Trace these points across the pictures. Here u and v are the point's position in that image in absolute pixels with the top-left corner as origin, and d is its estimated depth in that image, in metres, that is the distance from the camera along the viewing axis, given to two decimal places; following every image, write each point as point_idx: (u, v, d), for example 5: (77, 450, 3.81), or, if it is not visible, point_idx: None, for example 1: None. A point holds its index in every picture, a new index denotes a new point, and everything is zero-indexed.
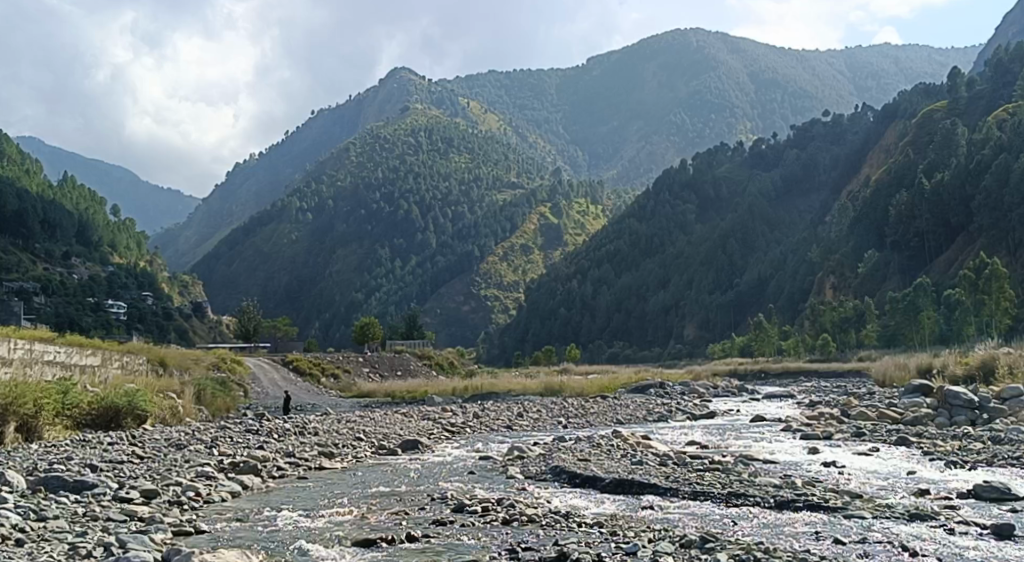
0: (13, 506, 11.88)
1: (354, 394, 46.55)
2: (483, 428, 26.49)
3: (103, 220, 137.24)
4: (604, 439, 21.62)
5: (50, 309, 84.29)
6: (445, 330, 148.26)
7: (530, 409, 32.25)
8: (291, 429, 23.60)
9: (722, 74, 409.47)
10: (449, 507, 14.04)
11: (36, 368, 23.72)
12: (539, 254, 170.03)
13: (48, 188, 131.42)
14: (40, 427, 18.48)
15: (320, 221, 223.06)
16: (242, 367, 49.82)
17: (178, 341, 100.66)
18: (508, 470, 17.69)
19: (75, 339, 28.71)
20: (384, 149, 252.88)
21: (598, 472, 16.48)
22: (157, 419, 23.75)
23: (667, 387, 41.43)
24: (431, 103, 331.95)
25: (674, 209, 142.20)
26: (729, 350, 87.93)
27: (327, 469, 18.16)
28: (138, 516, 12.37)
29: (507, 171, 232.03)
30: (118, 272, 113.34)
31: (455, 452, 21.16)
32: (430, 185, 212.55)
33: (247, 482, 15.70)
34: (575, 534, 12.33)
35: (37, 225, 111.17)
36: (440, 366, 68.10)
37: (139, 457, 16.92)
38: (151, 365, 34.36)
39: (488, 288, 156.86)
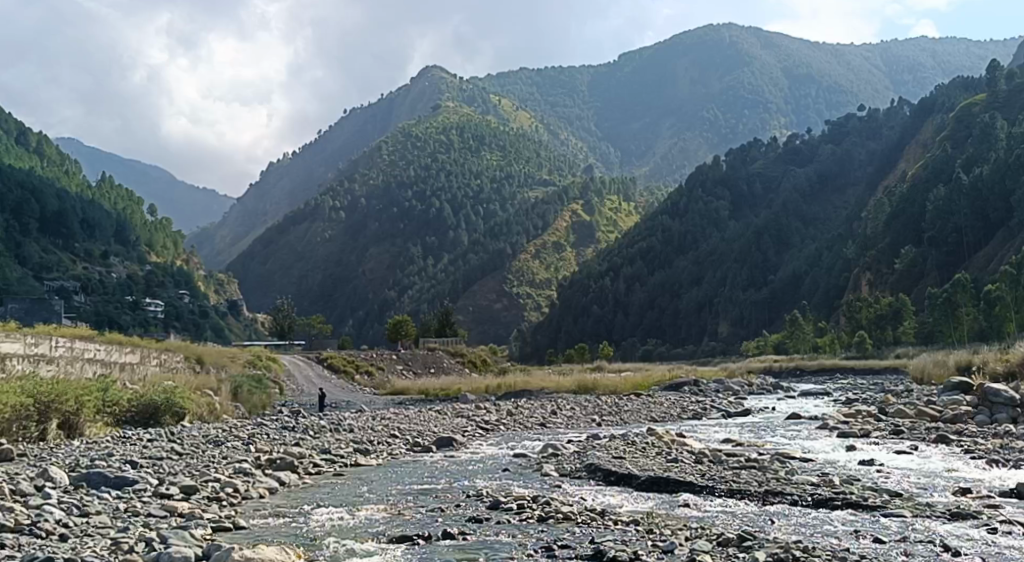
0: (56, 502, 12.06)
1: (388, 390, 46.87)
2: (517, 426, 26.51)
3: (140, 220, 139.07)
4: (638, 436, 21.55)
5: (89, 308, 85.16)
6: (477, 327, 148.32)
7: (564, 406, 32.23)
8: (326, 426, 23.80)
9: (756, 70, 406.14)
10: (485, 505, 14.06)
11: (77, 366, 24.07)
12: (572, 251, 169.60)
13: (87, 188, 133.20)
14: (82, 424, 18.73)
15: (353, 219, 224.10)
16: (278, 364, 50.27)
17: (214, 339, 101.77)
18: (543, 468, 17.67)
19: (115, 338, 29.07)
20: (416, 147, 253.08)
21: (633, 470, 16.43)
22: (196, 415, 24.07)
23: (701, 385, 41.22)
24: (463, 101, 332.55)
25: (708, 205, 141.56)
26: (764, 347, 87.00)
27: (363, 466, 18.29)
28: (177, 512, 12.51)
29: (539, 169, 231.36)
30: (156, 271, 114.38)
31: (490, 450, 21.17)
32: (463, 182, 213.01)
33: (284, 479, 15.81)
34: (611, 532, 12.30)
35: (77, 225, 112.83)
36: (472, 363, 68.11)
37: (178, 453, 17.15)
38: (188, 362, 34.67)
39: (520, 285, 156.51)
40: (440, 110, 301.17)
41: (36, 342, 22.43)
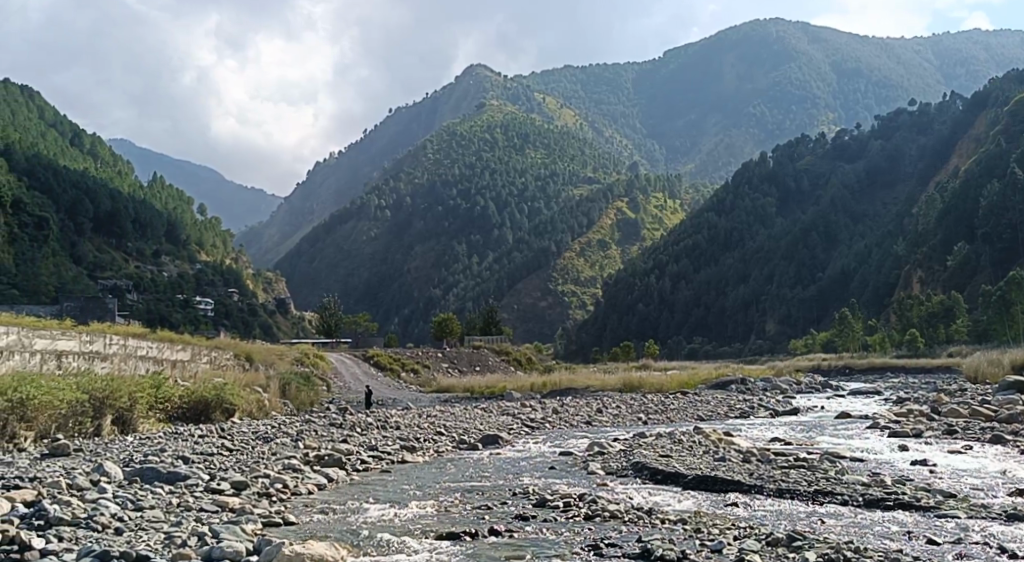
0: (112, 495, 12.28)
1: (433, 388, 47.13)
2: (563, 424, 26.48)
3: (191, 220, 141.31)
4: (686, 435, 21.45)
5: (141, 305, 86.76)
6: (522, 325, 148.64)
7: (610, 404, 32.13)
8: (373, 423, 23.95)
9: (804, 65, 400.87)
10: (532, 502, 14.08)
11: (130, 364, 24.57)
12: (617, 249, 168.72)
13: (139, 189, 135.64)
14: (135, 420, 19.05)
15: (398, 218, 225.58)
16: (325, 362, 50.81)
17: (262, 336, 103.10)
18: (589, 466, 17.64)
19: (167, 336, 29.57)
20: (461, 145, 253.72)
21: (680, 469, 16.35)
22: (245, 412, 24.35)
23: (748, 383, 40.82)
24: (507, 99, 333.10)
25: (754, 202, 140.23)
26: (812, 345, 86.01)
27: (409, 463, 18.41)
28: (229, 507, 12.68)
29: (584, 167, 230.63)
30: (206, 270, 116.13)
31: (535, 448, 21.18)
32: (508, 180, 213.28)
33: (332, 475, 15.96)
34: (659, 530, 12.24)
35: (130, 225, 115.00)
36: (518, 361, 68.17)
37: (228, 449, 17.39)
38: (238, 359, 35.19)
39: (566, 283, 156.20)
40: (484, 108, 301.68)
41: (92, 340, 22.88)
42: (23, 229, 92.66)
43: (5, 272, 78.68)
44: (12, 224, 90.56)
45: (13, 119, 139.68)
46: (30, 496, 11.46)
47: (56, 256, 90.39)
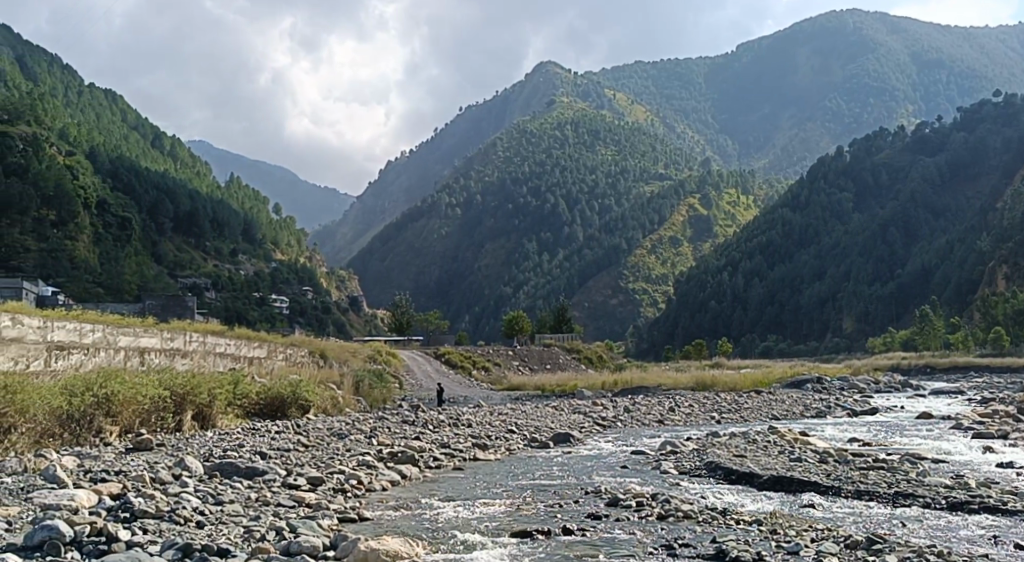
0: (194, 490, 12.58)
1: (504, 386, 47.21)
2: (634, 423, 26.29)
3: (266, 219, 144.18)
4: (759, 434, 21.15)
5: (219, 303, 88.85)
6: (592, 323, 148.45)
7: (682, 404, 31.72)
8: (445, 421, 24.08)
9: (883, 56, 390.93)
10: (604, 501, 14.02)
11: (209, 361, 25.09)
12: (689, 245, 166.81)
13: (216, 189, 138.85)
14: (215, 416, 19.45)
15: (469, 216, 226.79)
16: (398, 360, 51.37)
17: (336, 333, 104.55)
18: (662, 465, 17.47)
19: (244, 333, 30.25)
20: (531, 143, 253.77)
21: (754, 469, 16.12)
22: (319, 408, 24.68)
23: (824, 382, 39.95)
24: (578, 96, 332.10)
25: (830, 198, 137.52)
26: (891, 344, 83.95)
27: (482, 461, 18.48)
28: (306, 502, 12.89)
29: (655, 163, 228.45)
30: (281, 268, 118.31)
31: (608, 447, 21.06)
32: (578, 177, 212.62)
33: (405, 472, 16.10)
34: (734, 530, 12.07)
35: (208, 225, 117.88)
36: (589, 360, 67.87)
37: (304, 445, 17.72)
38: (313, 356, 35.82)
39: (636, 280, 155.24)
40: (555, 105, 301.07)
41: (172, 337, 23.38)
42: (107, 229, 95.54)
43: (90, 271, 81.16)
44: (97, 224, 93.44)
45: (98, 122, 144.32)
46: (117, 489, 11.76)
47: (138, 255, 92.94)
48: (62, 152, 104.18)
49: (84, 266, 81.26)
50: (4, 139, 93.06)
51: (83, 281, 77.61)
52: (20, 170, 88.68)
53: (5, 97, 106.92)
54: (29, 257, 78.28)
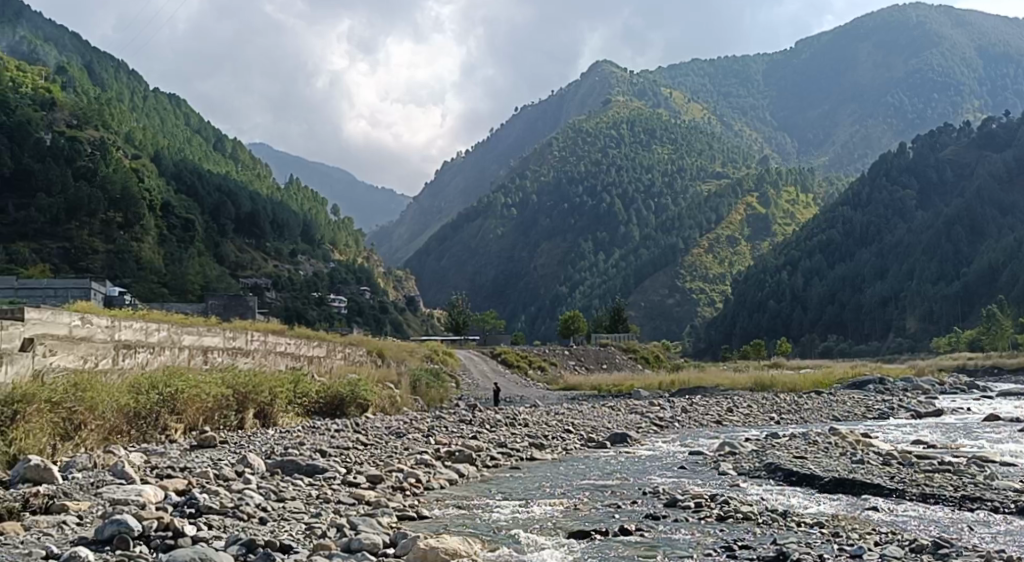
0: (256, 487, 12.77)
1: (560, 386, 47.11)
2: (692, 423, 26.11)
3: (324, 220, 146.02)
4: (821, 435, 20.86)
5: (280, 302, 90.19)
6: (649, 323, 147.54)
7: (741, 404, 31.42)
8: (502, 421, 24.13)
9: (948, 50, 382.43)
10: (663, 502, 13.91)
11: (270, 360, 25.49)
12: (746, 244, 164.86)
13: (276, 191, 141.00)
14: (276, 414, 19.80)
15: (525, 216, 227.07)
16: (454, 359, 51.67)
17: (393, 333, 105.44)
18: (721, 466, 17.35)
19: (304, 332, 30.67)
20: (587, 142, 253.24)
21: (815, 470, 15.88)
22: (378, 407, 24.94)
23: (887, 383, 39.31)
24: (634, 95, 330.40)
25: (892, 195, 135.06)
26: (956, 344, 82.09)
27: (539, 459, 18.51)
28: (366, 500, 13.03)
29: (712, 161, 226.19)
30: (340, 268, 119.55)
31: (666, 447, 20.95)
32: (634, 177, 211.63)
33: (463, 471, 16.22)
34: (795, 533, 11.93)
35: (268, 225, 119.80)
36: (645, 359, 67.46)
37: (363, 443, 17.91)
38: (371, 356, 36.17)
39: (693, 279, 153.85)
40: (610, 104, 299.95)
41: (235, 336, 23.77)
42: (171, 230, 97.53)
43: (155, 271, 82.80)
44: (161, 225, 95.48)
45: (162, 126, 147.55)
46: (182, 485, 12.00)
47: (201, 256, 94.61)
48: (128, 156, 106.69)
49: (149, 267, 82.86)
50: (73, 144, 95.54)
51: (148, 281, 79.18)
52: (88, 173, 90.96)
53: (74, 103, 109.83)
54: (97, 258, 80.05)
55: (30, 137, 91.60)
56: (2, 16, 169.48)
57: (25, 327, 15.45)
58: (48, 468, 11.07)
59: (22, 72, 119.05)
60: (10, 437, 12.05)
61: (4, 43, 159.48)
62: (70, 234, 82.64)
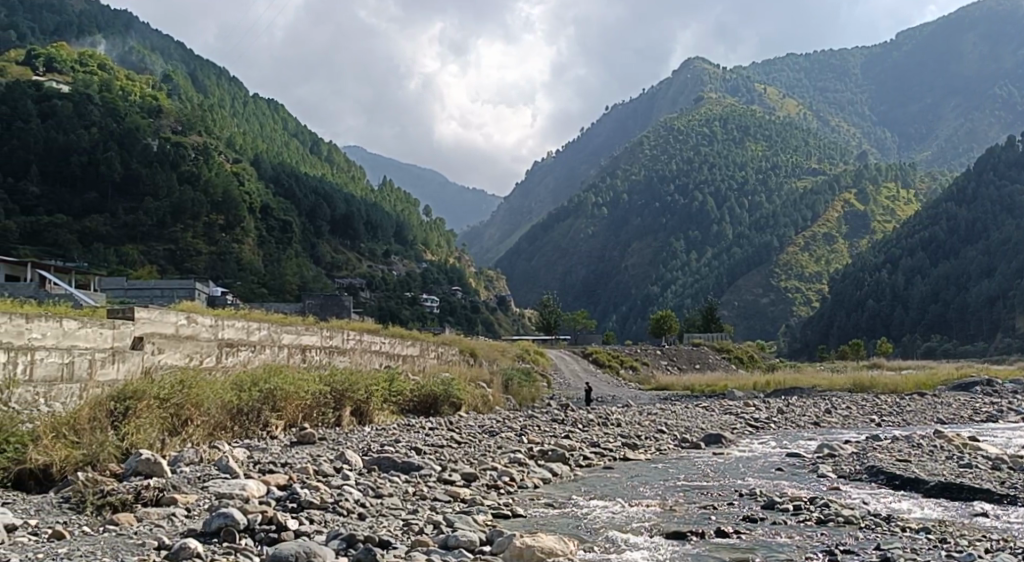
0: (354, 483, 13.02)
1: (652, 386, 46.71)
2: (789, 424, 25.61)
3: (417, 221, 148.01)
4: (924, 438, 20.13)
5: (373, 302, 91.79)
6: (742, 323, 145.30)
7: (839, 406, 30.51)
8: (593, 421, 23.99)
9: None
10: (759, 503, 13.70)
11: (366, 357, 25.99)
12: (844, 242, 160.29)
13: (370, 193, 143.62)
14: (372, 411, 20.10)
15: (616, 215, 226.49)
16: (545, 358, 51.85)
17: (484, 333, 106.04)
18: (818, 468, 16.99)
19: (398, 331, 31.08)
20: (678, 141, 250.43)
21: (920, 474, 15.40)
22: (471, 406, 25.10)
23: (995, 385, 37.88)
24: (727, 91, 325.13)
25: (1000, 191, 129.63)
26: None
27: (632, 460, 18.38)
28: (460, 497, 13.14)
29: (808, 158, 220.94)
30: (431, 269, 120.82)
31: (762, 448, 20.59)
32: (727, 175, 208.54)
33: (557, 470, 16.22)
34: (900, 538, 11.58)
35: (362, 227, 122.08)
36: (739, 359, 66.38)
37: (456, 440, 18.11)
38: (463, 355, 36.41)
39: (788, 279, 150.69)
40: (702, 102, 295.73)
41: (332, 335, 24.22)
42: (270, 232, 100.14)
43: (256, 272, 84.87)
44: (260, 227, 98.06)
45: (261, 131, 151.73)
46: (284, 480, 12.31)
47: (298, 257, 96.84)
48: (229, 160, 110.05)
49: (249, 268, 84.91)
50: (177, 149, 99.04)
51: (249, 282, 81.27)
52: (191, 177, 94.32)
53: (179, 110, 113.95)
54: (201, 259, 82.72)
55: (138, 143, 95.00)
56: (112, 27, 176.90)
57: (135, 325, 16.01)
58: (158, 461, 11.45)
59: (130, 80, 124.04)
60: (123, 431, 12.50)
61: (114, 53, 166.43)
62: (175, 236, 85.63)
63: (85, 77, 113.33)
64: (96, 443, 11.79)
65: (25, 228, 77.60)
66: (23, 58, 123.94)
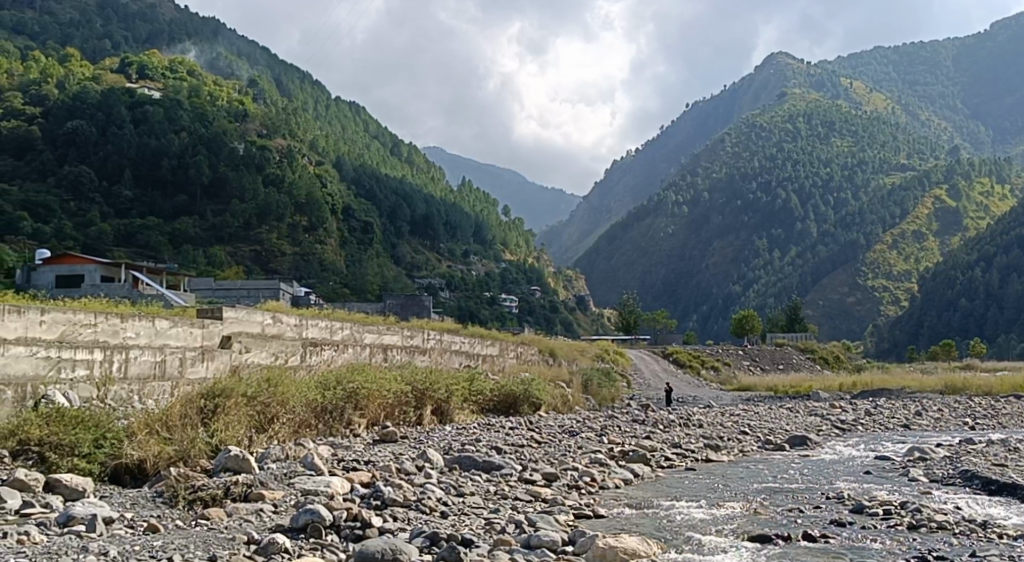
0: (437, 481, 13.09)
1: (735, 386, 46.28)
2: (878, 427, 24.91)
3: (496, 220, 148.74)
4: (1020, 442, 19.39)
5: (453, 302, 92.55)
6: (828, 322, 142.11)
7: (930, 408, 29.58)
8: (675, 421, 23.80)
9: None
10: (849, 507, 13.35)
11: (446, 356, 26.23)
12: (934, 239, 155.37)
13: (450, 194, 144.78)
14: (452, 410, 20.19)
15: (696, 213, 224.36)
16: (625, 358, 51.73)
17: (563, 332, 105.89)
18: (911, 471, 16.48)
19: (478, 331, 31.23)
20: (761, 137, 246.28)
21: (1019, 480, 14.76)
22: (551, 406, 25.07)
23: None
24: (812, 86, 317.87)
25: None
26: None
27: (715, 462, 18.09)
28: (541, 497, 13.11)
29: (896, 153, 215.00)
30: (511, 269, 121.01)
31: (850, 451, 20.04)
32: (811, 171, 204.28)
33: (638, 470, 16.09)
34: (995, 545, 11.15)
35: (442, 227, 123.10)
36: (824, 360, 65.00)
37: (537, 440, 18.13)
38: (542, 355, 36.49)
39: (876, 279, 146.94)
40: (785, 98, 289.81)
41: (412, 335, 24.41)
42: (352, 233, 101.75)
43: (338, 272, 86.11)
44: (342, 228, 99.70)
45: (343, 133, 154.26)
46: (366, 477, 12.45)
47: (379, 257, 98.14)
48: (312, 163, 112.26)
49: (332, 268, 86.23)
50: (263, 152, 101.37)
51: (332, 282, 82.44)
52: (275, 180, 96.53)
53: (265, 113, 116.59)
54: (285, 260, 84.37)
55: (225, 146, 97.55)
56: (201, 34, 181.97)
57: (224, 324, 16.35)
58: (246, 458, 11.66)
59: (218, 85, 127.37)
60: (213, 428, 12.80)
61: (203, 60, 171.02)
62: (260, 237, 87.34)
63: (175, 83, 116.77)
64: (187, 439, 12.06)
65: (119, 230, 80.17)
66: (117, 65, 128.29)
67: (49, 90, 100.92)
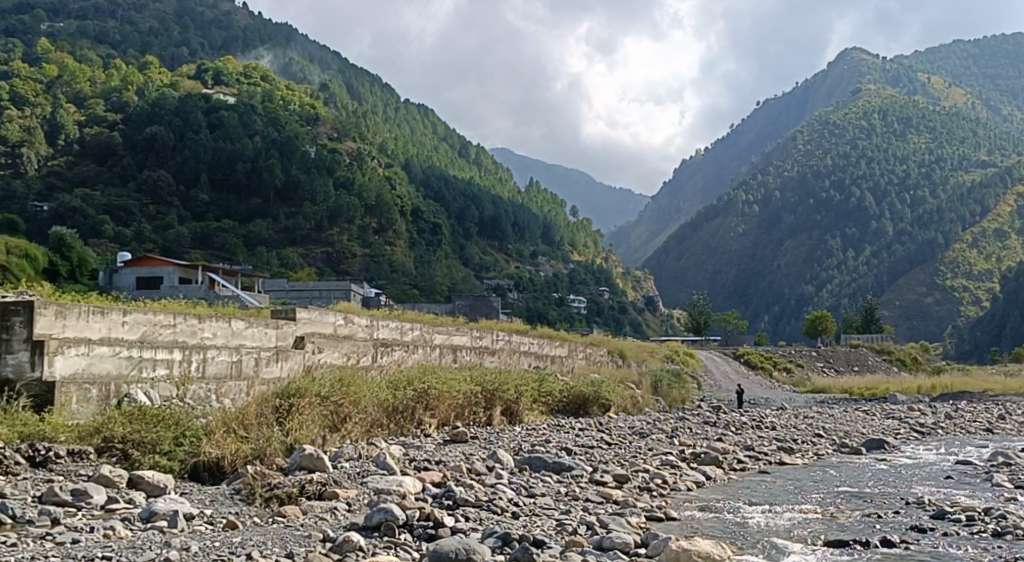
0: (507, 482, 13.10)
1: (809, 388, 45.66)
2: (958, 430, 24.25)
3: (564, 220, 148.76)
4: None
5: (521, 302, 92.78)
6: (904, 323, 138.95)
7: (1011, 410, 28.76)
8: (747, 422, 23.56)
9: None
10: (929, 513, 12.99)
11: (515, 358, 26.28)
12: (1017, 237, 150.55)
13: (518, 194, 145.18)
14: (522, 411, 20.18)
15: (767, 212, 221.38)
16: (696, 359, 51.42)
17: (632, 333, 105.45)
18: (994, 477, 15.96)
19: (547, 331, 31.32)
20: (834, 134, 241.79)
21: None
22: (621, 407, 24.96)
23: None
24: (887, 82, 310.75)
25: None
26: None
27: (788, 464, 17.84)
28: (613, 499, 13.04)
29: (976, 150, 208.99)
30: (579, 270, 120.60)
31: (929, 455, 19.54)
32: (886, 169, 199.85)
33: (710, 473, 15.86)
34: None
35: (510, 228, 123.52)
36: (902, 361, 63.72)
37: (607, 442, 18.03)
38: (611, 356, 36.41)
39: (955, 278, 143.00)
40: (859, 94, 283.75)
41: (481, 336, 24.50)
42: (421, 234, 102.58)
43: (408, 273, 86.79)
44: (411, 229, 100.62)
45: (412, 135, 155.88)
46: (437, 478, 12.52)
47: (448, 258, 98.87)
48: (382, 165, 113.61)
49: (402, 269, 86.98)
50: (334, 156, 102.98)
51: (401, 282, 83.15)
52: (346, 183, 97.95)
53: (335, 117, 118.46)
54: (356, 261, 85.37)
55: (297, 150, 99.30)
56: (274, 39, 185.53)
57: (297, 325, 16.65)
58: (320, 456, 11.77)
59: (290, 90, 129.87)
60: (287, 427, 12.96)
61: (276, 64, 174.52)
62: (331, 239, 88.58)
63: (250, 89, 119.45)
64: (263, 437, 12.27)
65: (196, 232, 82.14)
66: (194, 71, 131.69)
67: (129, 97, 103.98)
